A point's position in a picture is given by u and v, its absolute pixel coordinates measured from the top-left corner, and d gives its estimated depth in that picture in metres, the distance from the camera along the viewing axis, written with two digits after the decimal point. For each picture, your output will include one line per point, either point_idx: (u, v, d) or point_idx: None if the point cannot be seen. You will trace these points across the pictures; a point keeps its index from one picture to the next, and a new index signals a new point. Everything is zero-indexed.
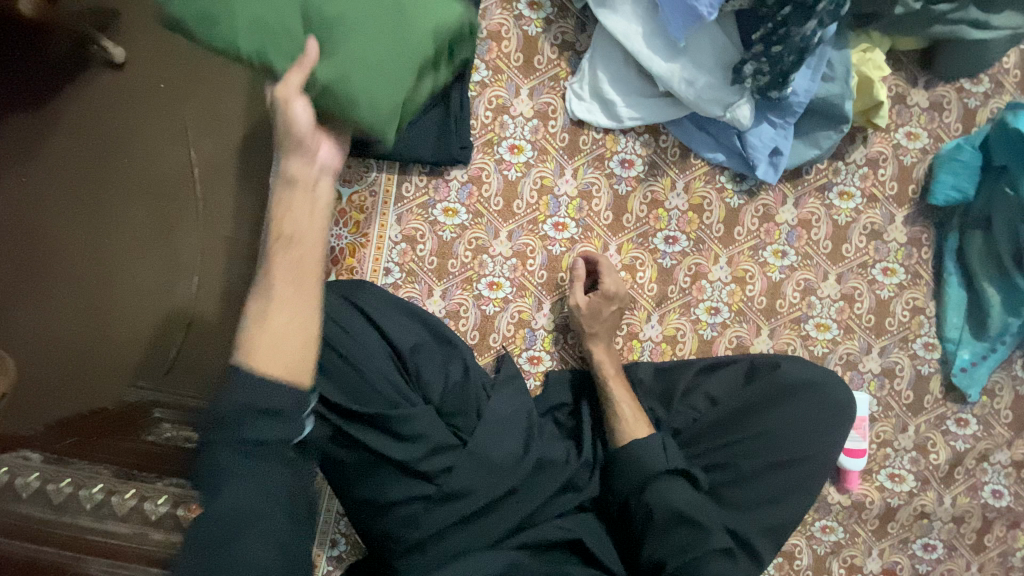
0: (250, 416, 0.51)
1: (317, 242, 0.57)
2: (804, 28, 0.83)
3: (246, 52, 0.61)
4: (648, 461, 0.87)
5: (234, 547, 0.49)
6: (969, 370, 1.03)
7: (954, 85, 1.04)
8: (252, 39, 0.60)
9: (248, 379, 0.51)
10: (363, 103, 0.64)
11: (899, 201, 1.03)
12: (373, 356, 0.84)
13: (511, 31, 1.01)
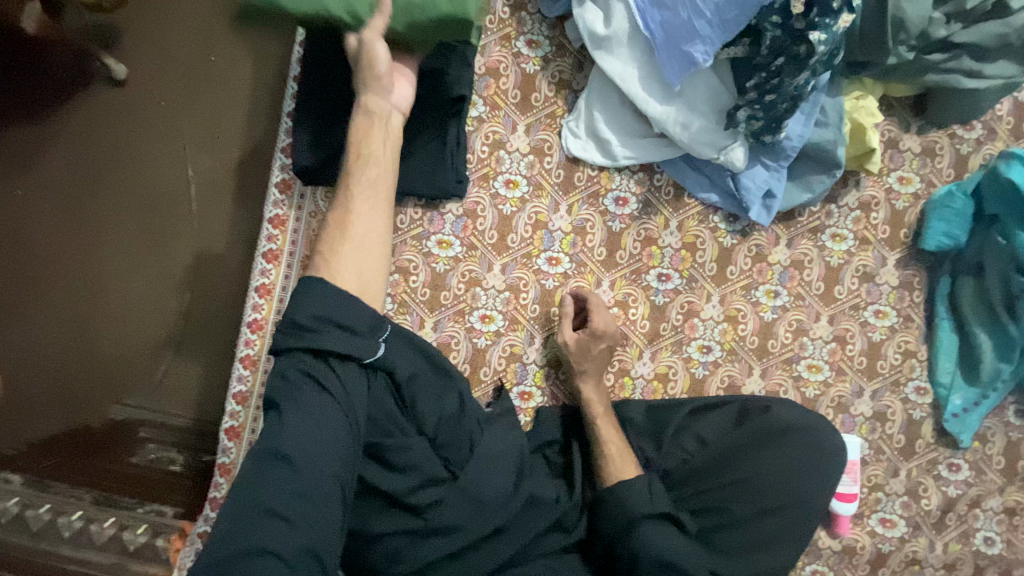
0: (335, 332, 0.68)
1: (387, 168, 0.80)
2: (797, 79, 0.84)
3: (339, 11, 0.79)
4: (633, 502, 0.86)
5: (314, 450, 0.64)
6: (961, 416, 1.02)
7: (946, 131, 1.05)
8: (340, 1, 0.78)
9: (333, 303, 0.69)
10: (442, 8, 0.80)
11: (891, 243, 1.04)
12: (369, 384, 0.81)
13: (509, 68, 1.02)
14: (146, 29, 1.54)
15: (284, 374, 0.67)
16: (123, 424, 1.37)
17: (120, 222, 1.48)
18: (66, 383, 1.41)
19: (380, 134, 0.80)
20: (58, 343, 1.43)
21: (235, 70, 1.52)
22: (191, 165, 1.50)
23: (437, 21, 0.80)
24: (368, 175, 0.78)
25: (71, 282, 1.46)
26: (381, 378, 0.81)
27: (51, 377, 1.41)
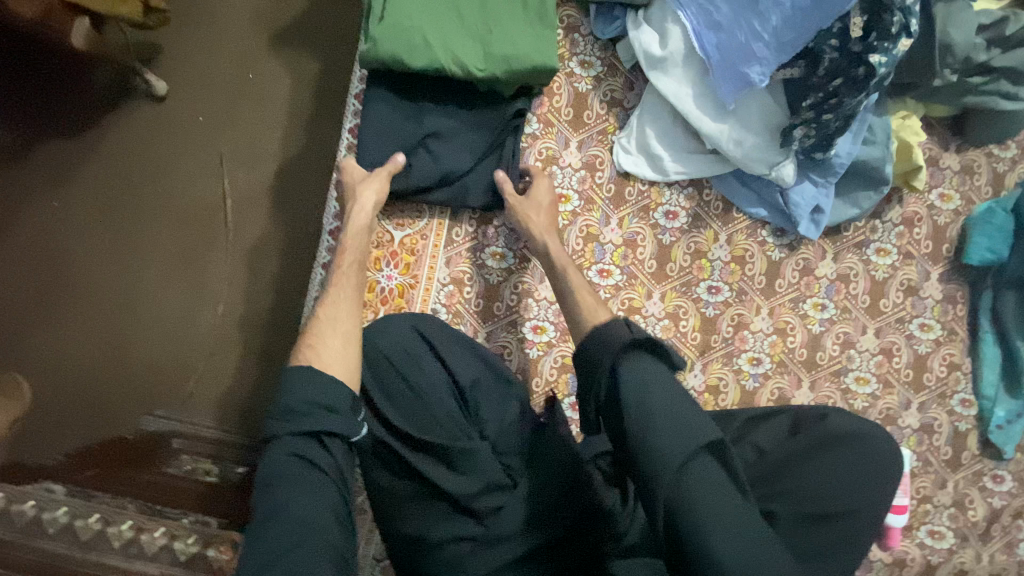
0: (316, 410, 0.73)
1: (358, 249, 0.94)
2: (856, 99, 0.89)
3: (425, 66, 0.95)
4: (681, 415, 0.67)
5: (307, 519, 0.64)
6: (1005, 428, 1.05)
7: (984, 150, 1.08)
8: (426, 58, 0.95)
9: (314, 377, 0.76)
10: (510, 60, 0.97)
11: (933, 258, 1.06)
12: (434, 387, 0.88)
13: (562, 87, 1.06)
14: (191, 48, 1.58)
15: (268, 461, 0.69)
16: (156, 435, 1.38)
17: (157, 234, 1.50)
18: (98, 393, 1.40)
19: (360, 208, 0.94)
20: (91, 354, 1.43)
21: (277, 87, 1.56)
22: (231, 179, 1.53)
23: (506, 70, 0.97)
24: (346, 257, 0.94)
25: (106, 293, 1.47)
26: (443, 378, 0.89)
27: (84, 388, 1.41)
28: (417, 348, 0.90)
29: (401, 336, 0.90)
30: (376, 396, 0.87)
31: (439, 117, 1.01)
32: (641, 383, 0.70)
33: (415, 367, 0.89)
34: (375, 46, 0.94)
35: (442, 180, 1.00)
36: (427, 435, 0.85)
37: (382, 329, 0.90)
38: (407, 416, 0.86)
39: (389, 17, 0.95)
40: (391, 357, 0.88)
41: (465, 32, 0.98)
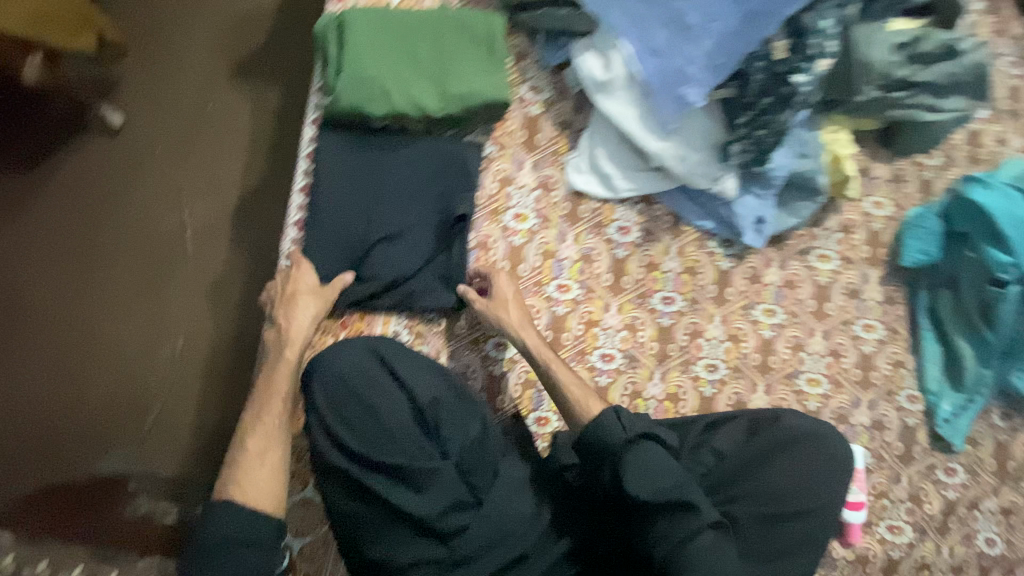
0: (234, 546, 0.77)
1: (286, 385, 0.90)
2: (783, 116, 0.96)
3: (382, 113, 0.98)
4: (655, 464, 0.82)
5: None
6: (951, 421, 1.08)
7: (911, 160, 1.15)
8: (382, 106, 0.98)
9: (238, 511, 0.79)
10: (467, 99, 1.00)
11: (872, 262, 1.12)
12: (392, 409, 0.88)
13: (514, 112, 1.09)
14: (148, 81, 1.57)
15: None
16: (115, 476, 1.34)
17: (112, 268, 1.47)
18: (53, 436, 1.36)
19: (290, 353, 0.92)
20: (44, 396, 1.39)
21: (236, 118, 1.57)
22: (189, 210, 1.51)
23: (465, 108, 1.01)
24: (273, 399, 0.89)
25: (58, 332, 1.43)
26: (400, 399, 0.89)
27: (38, 432, 1.37)
28: (372, 369, 0.90)
29: (357, 360, 0.90)
30: (332, 420, 0.87)
31: (384, 215, 0.99)
32: (647, 473, 0.81)
33: (370, 389, 0.88)
34: (336, 99, 0.97)
35: (391, 286, 0.98)
36: (386, 455, 0.85)
37: (336, 354, 0.89)
38: (365, 440, 0.86)
39: (346, 66, 0.97)
40: (345, 380, 0.88)
41: (418, 73, 1.00)
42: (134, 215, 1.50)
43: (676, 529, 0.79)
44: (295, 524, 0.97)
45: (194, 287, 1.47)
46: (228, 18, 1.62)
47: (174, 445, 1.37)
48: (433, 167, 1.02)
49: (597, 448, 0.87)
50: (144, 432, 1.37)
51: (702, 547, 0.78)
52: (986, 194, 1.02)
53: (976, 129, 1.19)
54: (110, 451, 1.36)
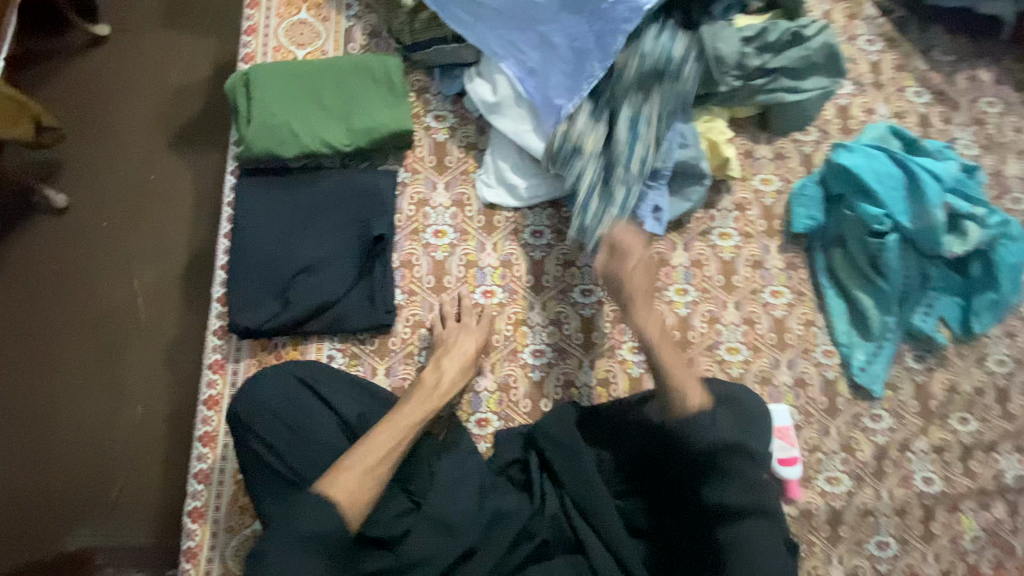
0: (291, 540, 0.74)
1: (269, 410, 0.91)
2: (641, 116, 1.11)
3: (294, 155, 1.06)
4: (724, 435, 0.88)
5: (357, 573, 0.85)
6: (867, 369, 1.15)
7: (790, 138, 1.26)
8: (293, 148, 1.06)
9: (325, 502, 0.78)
10: (373, 133, 1.09)
11: (770, 234, 1.21)
12: (319, 431, 0.91)
13: (422, 140, 1.17)
14: (87, 160, 1.63)
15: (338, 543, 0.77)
16: (80, 552, 1.34)
17: (65, 343, 1.49)
18: (14, 517, 1.36)
19: (257, 384, 0.93)
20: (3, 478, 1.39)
21: (175, 184, 1.62)
22: (138, 278, 1.54)
23: (372, 141, 1.09)
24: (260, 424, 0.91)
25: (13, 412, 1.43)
26: (327, 417, 0.93)
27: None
28: (298, 394, 0.93)
29: (281, 385, 0.93)
30: (260, 445, 0.91)
31: (306, 250, 1.05)
32: (720, 435, 0.88)
33: (296, 412, 0.92)
34: (249, 147, 1.05)
35: (318, 309, 1.03)
36: (315, 472, 0.89)
37: (257, 382, 0.93)
38: (295, 460, 0.89)
39: (255, 117, 1.06)
40: (272, 407, 0.91)
41: (325, 116, 1.09)
42: (89, 284, 1.54)
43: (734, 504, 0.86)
44: (247, 559, 0.98)
45: (154, 351, 1.49)
46: (156, 89, 1.69)
47: (144, 511, 1.37)
48: (347, 199, 1.08)
49: (684, 434, 0.89)
50: (111, 501, 1.38)
51: (759, 530, 0.85)
52: (849, 158, 1.15)
53: (845, 103, 1.30)
54: (74, 526, 1.36)
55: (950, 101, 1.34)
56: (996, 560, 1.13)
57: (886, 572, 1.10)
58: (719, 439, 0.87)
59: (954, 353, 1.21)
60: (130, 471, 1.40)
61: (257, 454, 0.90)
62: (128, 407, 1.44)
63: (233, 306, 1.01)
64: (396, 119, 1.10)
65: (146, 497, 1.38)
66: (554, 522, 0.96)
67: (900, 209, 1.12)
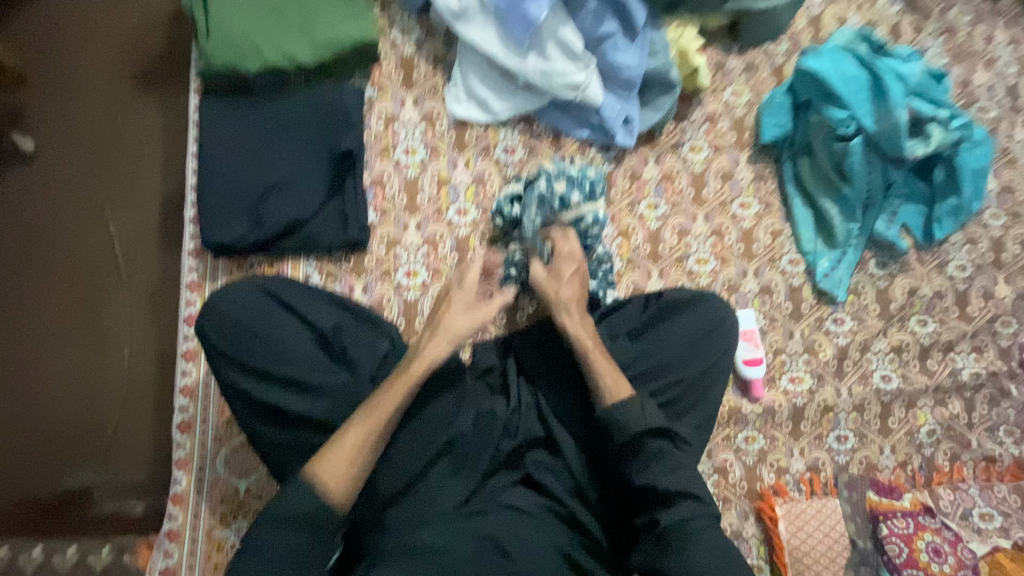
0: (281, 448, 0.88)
1: (237, 317, 0.89)
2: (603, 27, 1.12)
3: (258, 69, 1.05)
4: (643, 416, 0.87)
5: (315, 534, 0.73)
6: (831, 275, 1.19)
7: (761, 49, 1.26)
8: (255, 62, 1.04)
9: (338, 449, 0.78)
10: (337, 45, 1.07)
11: (739, 145, 1.22)
12: (291, 341, 0.90)
13: (389, 55, 1.15)
14: (41, 92, 1.50)
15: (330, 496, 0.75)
16: (77, 490, 1.31)
17: (41, 284, 1.41)
18: (3, 459, 1.32)
19: (225, 295, 0.90)
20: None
21: (145, 123, 1.51)
22: (113, 222, 1.46)
23: (337, 54, 1.07)
24: (229, 334, 0.88)
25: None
26: (300, 328, 0.91)
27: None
28: (265, 304, 0.91)
29: (247, 297, 0.90)
30: (228, 361, 0.88)
31: (277, 167, 1.05)
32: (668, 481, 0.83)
33: (266, 322, 0.90)
34: (210, 61, 1.03)
35: (291, 227, 1.04)
36: (287, 376, 0.87)
37: (223, 294, 0.89)
38: (267, 366, 0.88)
39: (214, 30, 1.03)
40: (240, 320, 0.89)
41: (286, 28, 1.06)
42: (55, 220, 1.45)
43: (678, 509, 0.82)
44: (237, 466, 1.03)
45: (136, 290, 1.43)
46: (107, 13, 1.56)
47: (139, 448, 1.35)
48: (319, 115, 1.08)
49: (614, 431, 0.87)
50: (105, 440, 1.35)
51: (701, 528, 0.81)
52: (817, 62, 1.15)
53: (817, 13, 1.29)
54: (66, 466, 1.32)
55: (922, 11, 1.34)
56: (949, 451, 1.21)
57: (845, 462, 1.17)
58: (646, 426, 0.86)
59: (915, 259, 1.24)
60: (123, 411, 1.36)
61: (227, 365, 0.88)
62: (115, 349, 1.39)
63: (206, 223, 1.02)
64: (361, 30, 1.08)
65: (140, 432, 1.35)
66: (531, 422, 0.98)
67: (865, 112, 1.14)
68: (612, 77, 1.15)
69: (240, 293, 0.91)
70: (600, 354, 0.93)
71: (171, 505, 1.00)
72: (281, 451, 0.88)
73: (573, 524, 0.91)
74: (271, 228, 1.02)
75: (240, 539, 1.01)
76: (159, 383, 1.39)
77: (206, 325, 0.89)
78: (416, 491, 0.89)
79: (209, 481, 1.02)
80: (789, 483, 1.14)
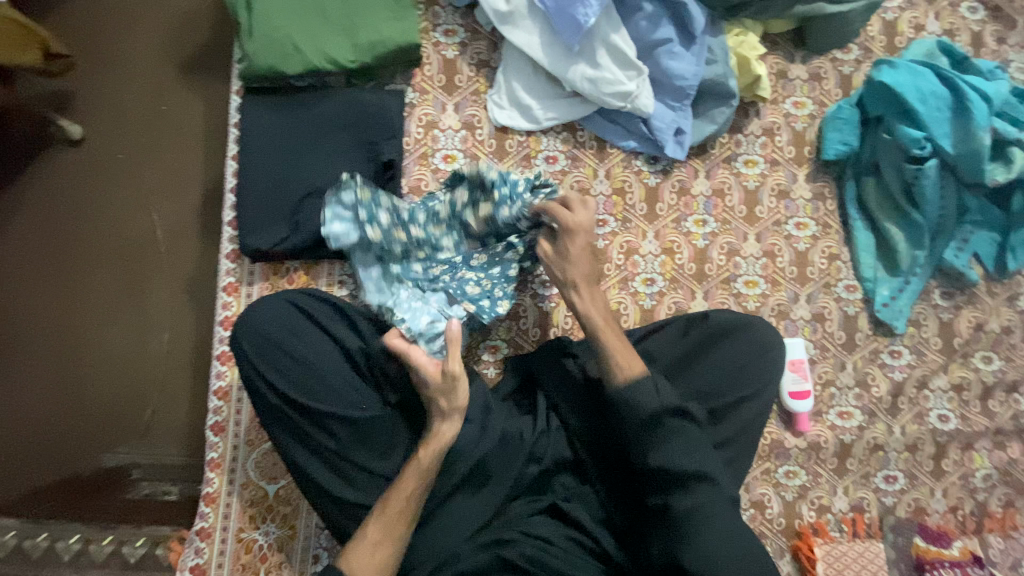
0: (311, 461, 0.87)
1: (271, 333, 0.88)
2: (658, 32, 1.06)
3: (299, 72, 1.02)
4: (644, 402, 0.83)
5: None
6: (890, 304, 1.11)
7: (827, 57, 1.16)
8: (296, 65, 1.02)
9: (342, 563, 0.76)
10: (380, 48, 1.04)
11: (798, 161, 1.14)
12: (325, 363, 0.90)
13: (431, 56, 1.11)
14: (86, 79, 1.50)
15: None
16: (117, 471, 1.35)
17: (88, 270, 1.44)
18: (50, 439, 1.37)
19: (261, 312, 0.89)
20: (38, 404, 1.38)
21: (187, 115, 1.50)
22: (156, 211, 1.47)
23: (380, 58, 1.04)
24: (264, 354, 0.88)
25: (41, 339, 1.41)
26: (332, 350, 0.91)
27: (35, 439, 1.37)
28: (297, 321, 0.90)
29: (280, 315, 0.90)
30: (260, 378, 0.88)
31: (313, 173, 1.03)
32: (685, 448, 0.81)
33: (297, 340, 0.89)
34: (252, 63, 1.01)
35: (326, 234, 1.02)
36: (318, 402, 0.87)
37: (258, 309, 0.89)
38: (299, 385, 0.88)
39: (257, 31, 1.01)
40: (270, 335, 0.88)
41: (329, 28, 1.03)
42: (98, 207, 1.47)
43: (695, 499, 0.79)
44: (267, 470, 1.03)
45: (174, 279, 1.44)
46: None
47: (176, 436, 1.38)
48: (357, 121, 1.05)
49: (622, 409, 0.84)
50: (144, 425, 1.38)
51: (715, 517, 0.78)
52: (892, 75, 1.06)
53: (892, 18, 1.19)
54: (108, 450, 1.37)
55: (1008, 19, 1.21)
56: (1005, 497, 1.12)
57: (892, 504, 1.10)
58: (662, 408, 0.83)
59: (985, 290, 1.15)
60: (163, 399, 1.39)
61: (258, 381, 0.88)
62: (154, 337, 1.42)
63: (243, 227, 1.01)
64: (406, 31, 1.04)
65: (177, 415, 1.38)
66: (560, 443, 0.95)
67: (944, 131, 1.05)
68: (665, 84, 1.08)
69: (275, 310, 0.90)
70: (618, 342, 0.89)
71: (204, 504, 1.02)
72: (309, 463, 0.88)
73: (601, 556, 0.88)
74: (306, 234, 1.01)
75: (269, 542, 1.02)
76: (197, 374, 1.41)
77: (240, 344, 0.88)
78: (442, 514, 0.89)
79: (240, 484, 1.03)
80: (830, 522, 1.08)
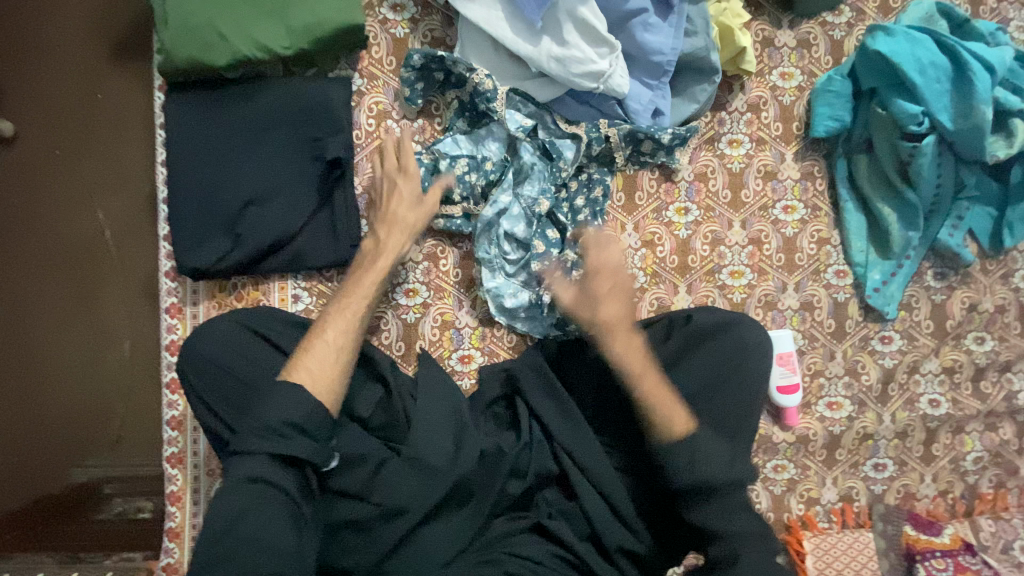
0: None
1: (216, 357, 0.83)
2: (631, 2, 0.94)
3: (226, 62, 0.90)
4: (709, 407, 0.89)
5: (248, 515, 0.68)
6: (882, 289, 1.05)
7: (817, 21, 1.06)
8: (224, 54, 0.89)
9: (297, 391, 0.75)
10: (318, 29, 0.91)
11: (786, 139, 1.06)
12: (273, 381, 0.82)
13: (378, 36, 0.99)
14: (0, 69, 1.34)
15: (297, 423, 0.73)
16: (88, 490, 1.28)
17: (31, 283, 1.33)
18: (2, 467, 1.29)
19: (206, 331, 0.84)
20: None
21: (121, 107, 1.35)
22: (99, 212, 1.34)
23: (320, 41, 0.92)
24: (209, 379, 0.82)
25: None
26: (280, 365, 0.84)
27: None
28: (243, 341, 0.84)
29: (222, 337, 0.83)
30: (209, 407, 0.82)
31: (254, 178, 0.92)
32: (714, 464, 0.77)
33: (246, 362, 0.83)
34: (171, 54, 0.88)
35: (274, 246, 0.92)
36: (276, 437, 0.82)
37: (201, 335, 0.83)
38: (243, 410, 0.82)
39: (174, 16, 0.88)
40: (220, 367, 0.82)
41: (256, 8, 0.90)
42: (30, 216, 1.34)
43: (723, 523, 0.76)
44: None
45: (126, 289, 1.34)
46: None
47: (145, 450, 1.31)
48: (299, 116, 0.94)
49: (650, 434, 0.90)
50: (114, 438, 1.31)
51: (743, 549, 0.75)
52: (889, 43, 0.97)
53: None
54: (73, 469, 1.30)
55: None
56: (995, 478, 1.11)
57: (881, 492, 1.08)
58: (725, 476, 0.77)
59: (979, 269, 1.09)
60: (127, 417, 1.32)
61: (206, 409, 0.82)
62: (114, 352, 1.33)
63: (181, 242, 0.91)
64: (347, 7, 0.92)
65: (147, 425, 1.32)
66: (544, 457, 0.90)
67: (942, 105, 0.97)
68: (640, 60, 0.97)
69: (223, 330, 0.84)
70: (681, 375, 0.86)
71: (167, 540, 0.96)
72: None
73: (584, 571, 0.85)
74: (252, 246, 0.91)
75: None
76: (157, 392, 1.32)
77: (183, 369, 0.83)
78: (416, 541, 0.83)
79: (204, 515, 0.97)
80: (819, 514, 1.06)
